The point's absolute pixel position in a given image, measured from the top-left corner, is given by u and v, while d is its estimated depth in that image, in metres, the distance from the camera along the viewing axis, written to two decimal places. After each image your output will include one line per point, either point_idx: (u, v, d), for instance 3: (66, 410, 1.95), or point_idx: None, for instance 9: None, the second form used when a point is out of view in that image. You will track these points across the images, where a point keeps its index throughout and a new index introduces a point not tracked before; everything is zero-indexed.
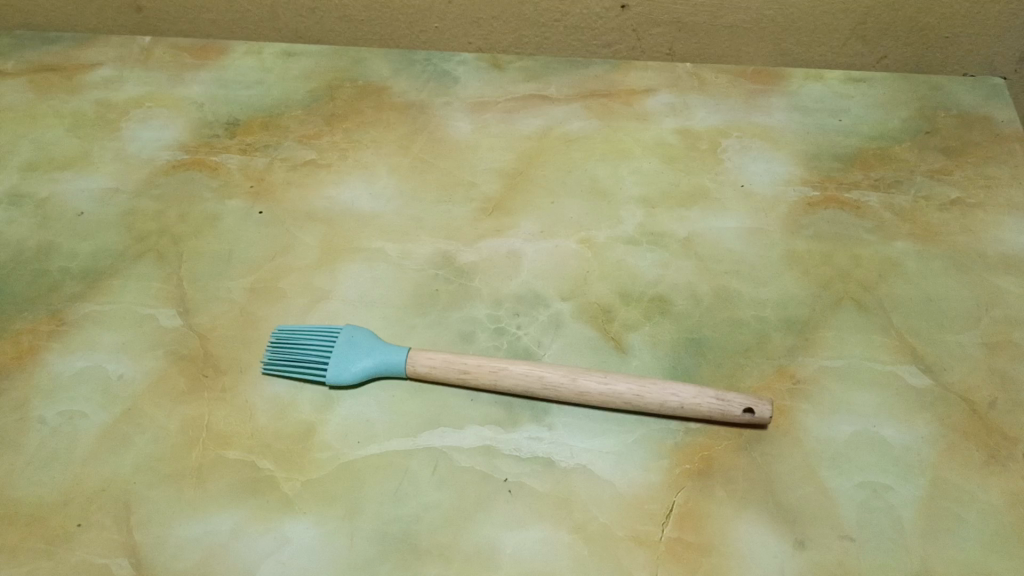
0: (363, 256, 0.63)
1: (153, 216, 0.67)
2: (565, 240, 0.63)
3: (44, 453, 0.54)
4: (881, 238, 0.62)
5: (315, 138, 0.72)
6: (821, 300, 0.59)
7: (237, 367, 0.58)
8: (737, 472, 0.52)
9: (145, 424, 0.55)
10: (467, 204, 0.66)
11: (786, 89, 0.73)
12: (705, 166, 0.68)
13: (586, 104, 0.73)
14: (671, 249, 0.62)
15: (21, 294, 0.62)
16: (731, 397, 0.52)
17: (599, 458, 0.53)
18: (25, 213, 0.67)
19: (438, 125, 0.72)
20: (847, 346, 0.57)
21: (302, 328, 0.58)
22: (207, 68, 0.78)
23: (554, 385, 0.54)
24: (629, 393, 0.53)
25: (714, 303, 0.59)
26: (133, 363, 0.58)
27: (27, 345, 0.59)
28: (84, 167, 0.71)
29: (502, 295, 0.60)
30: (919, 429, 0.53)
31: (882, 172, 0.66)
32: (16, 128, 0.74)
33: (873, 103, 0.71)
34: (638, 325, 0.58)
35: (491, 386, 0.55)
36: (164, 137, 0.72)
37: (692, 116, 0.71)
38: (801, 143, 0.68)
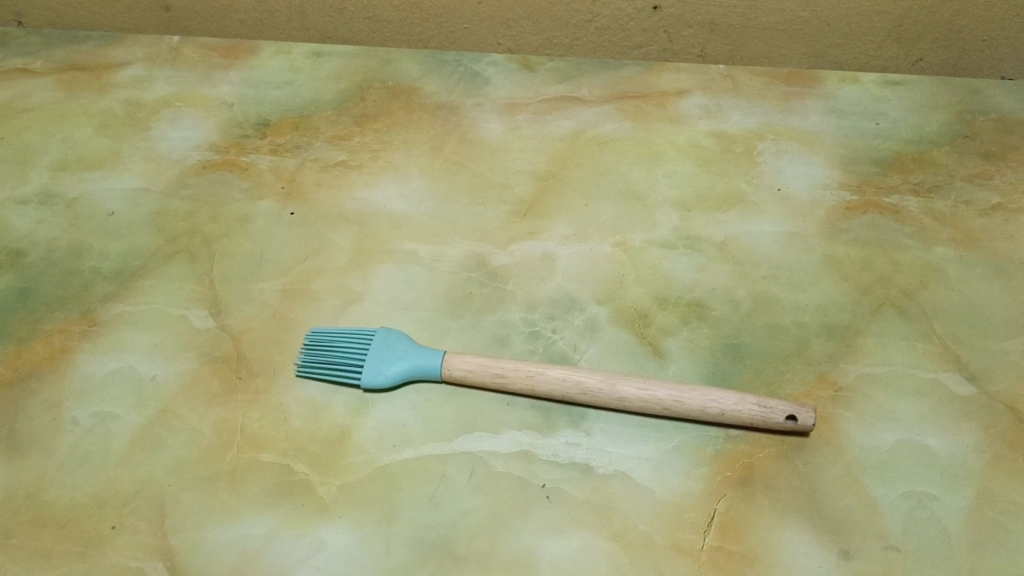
0: (395, 258, 0.63)
1: (183, 216, 0.66)
2: (600, 243, 0.63)
3: (78, 455, 0.53)
4: (921, 243, 0.61)
5: (346, 139, 0.71)
6: (862, 306, 0.58)
7: (270, 369, 0.57)
8: (779, 481, 0.51)
9: (178, 426, 0.54)
10: (500, 207, 0.66)
11: (821, 92, 0.72)
12: (740, 169, 0.67)
13: (618, 106, 0.72)
14: (707, 253, 0.61)
15: (52, 294, 0.62)
16: (773, 404, 0.51)
17: (638, 465, 0.52)
18: (56, 212, 0.67)
19: (469, 127, 0.72)
20: (889, 353, 0.56)
21: (336, 331, 0.58)
22: (236, 68, 0.78)
23: (592, 391, 0.53)
24: (669, 399, 0.52)
25: (752, 308, 0.58)
26: (166, 365, 0.57)
27: (58, 345, 0.59)
28: (114, 166, 0.70)
29: (537, 299, 0.60)
30: (964, 438, 0.52)
31: (921, 176, 0.65)
32: (45, 127, 0.73)
33: (910, 107, 0.71)
34: (675, 330, 0.57)
35: (528, 391, 0.54)
36: (193, 136, 0.72)
37: (726, 118, 0.71)
38: (838, 147, 0.68)
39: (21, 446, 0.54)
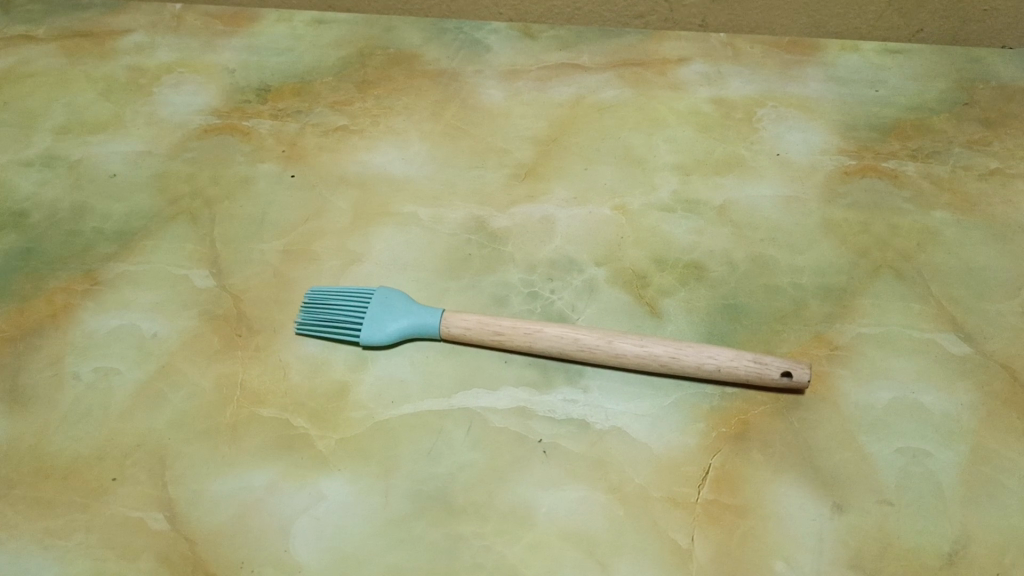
0: (395, 220, 0.63)
1: (185, 178, 0.67)
2: (599, 206, 0.63)
3: (80, 408, 0.54)
4: (919, 208, 0.61)
5: (347, 104, 0.72)
6: (859, 268, 0.58)
7: (270, 327, 0.57)
8: (774, 437, 0.51)
9: (179, 381, 0.55)
10: (500, 170, 0.66)
11: (821, 60, 0.72)
12: (740, 135, 0.67)
13: (618, 72, 0.73)
14: (706, 216, 0.62)
15: (55, 253, 0.62)
16: (768, 360, 0.52)
17: (634, 421, 0.52)
18: (59, 174, 0.67)
19: (470, 93, 0.72)
20: (885, 313, 0.56)
21: (336, 289, 0.58)
22: (238, 35, 0.78)
23: (589, 348, 0.53)
24: (665, 355, 0.52)
25: (750, 270, 0.59)
26: (167, 322, 0.58)
27: (61, 303, 0.59)
28: (116, 130, 0.71)
29: (535, 260, 0.60)
30: (959, 396, 0.52)
31: (920, 143, 0.66)
32: (48, 92, 0.74)
33: (910, 75, 0.71)
34: (673, 290, 0.58)
35: (525, 349, 0.55)
36: (196, 102, 0.72)
37: (726, 85, 0.71)
38: (837, 114, 0.68)
39: (24, 399, 0.54)
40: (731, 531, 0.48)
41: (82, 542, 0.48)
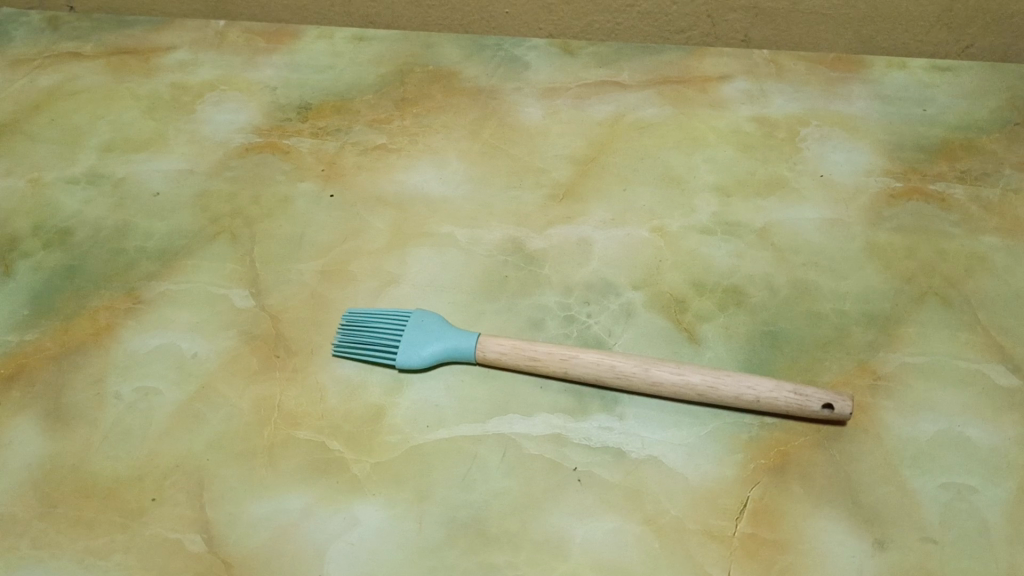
0: (432, 241, 0.63)
1: (226, 197, 0.67)
2: (637, 228, 0.62)
3: (121, 427, 0.55)
4: (967, 232, 0.60)
5: (386, 122, 0.72)
6: (904, 294, 0.57)
7: (307, 348, 0.58)
8: (814, 470, 0.50)
9: (218, 402, 0.55)
10: (537, 191, 0.66)
11: (866, 78, 0.71)
12: (782, 155, 0.66)
13: (658, 90, 0.72)
14: (747, 240, 0.61)
15: (98, 272, 0.63)
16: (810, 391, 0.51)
17: (671, 451, 0.52)
18: (103, 193, 0.68)
19: (508, 111, 0.72)
20: (931, 342, 0.55)
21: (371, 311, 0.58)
22: (280, 52, 0.79)
23: (626, 375, 0.53)
24: (703, 385, 0.52)
25: (791, 295, 0.57)
26: (207, 342, 0.58)
27: (104, 322, 0.60)
28: (159, 148, 0.72)
29: (572, 283, 0.60)
30: (1007, 431, 0.51)
31: (969, 164, 0.64)
32: (94, 109, 0.75)
33: (959, 93, 0.69)
34: (712, 316, 0.57)
35: (561, 375, 0.54)
36: (237, 119, 0.73)
37: (769, 103, 0.70)
38: (883, 133, 0.66)
39: (67, 419, 0.55)
40: (769, 567, 0.47)
41: (120, 563, 0.49)
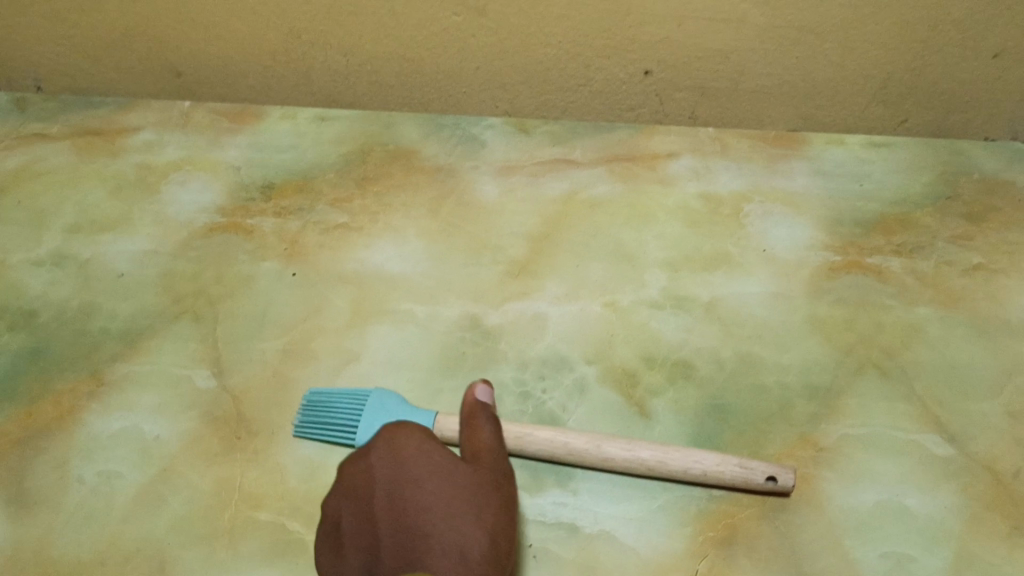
0: (392, 318, 0.65)
1: (190, 277, 0.69)
2: (590, 303, 0.65)
3: (83, 512, 0.55)
4: (903, 304, 0.63)
5: (347, 201, 0.74)
6: (844, 366, 0.59)
7: (269, 429, 0.59)
8: (761, 541, 0.52)
9: (180, 484, 0.56)
10: (494, 267, 0.68)
11: (806, 155, 0.75)
12: (728, 230, 0.69)
13: (610, 167, 0.75)
14: (695, 314, 0.63)
15: (62, 354, 0.64)
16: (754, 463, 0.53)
17: (623, 525, 0.53)
18: (68, 274, 0.70)
19: (465, 189, 0.74)
20: (870, 413, 0.57)
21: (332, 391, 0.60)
22: (244, 132, 0.81)
23: (578, 452, 0.54)
24: (652, 460, 0.54)
25: (737, 369, 0.60)
26: (169, 424, 0.59)
27: (67, 405, 0.61)
28: (125, 229, 0.73)
29: (528, 358, 0.61)
30: (943, 499, 0.53)
31: (904, 237, 0.67)
32: (61, 191, 0.77)
33: (895, 168, 0.73)
34: (661, 390, 0.59)
35: (516, 452, 0.56)
36: (202, 200, 0.75)
37: (714, 180, 0.73)
38: (823, 208, 0.70)
39: (29, 504, 0.56)
40: None
41: None
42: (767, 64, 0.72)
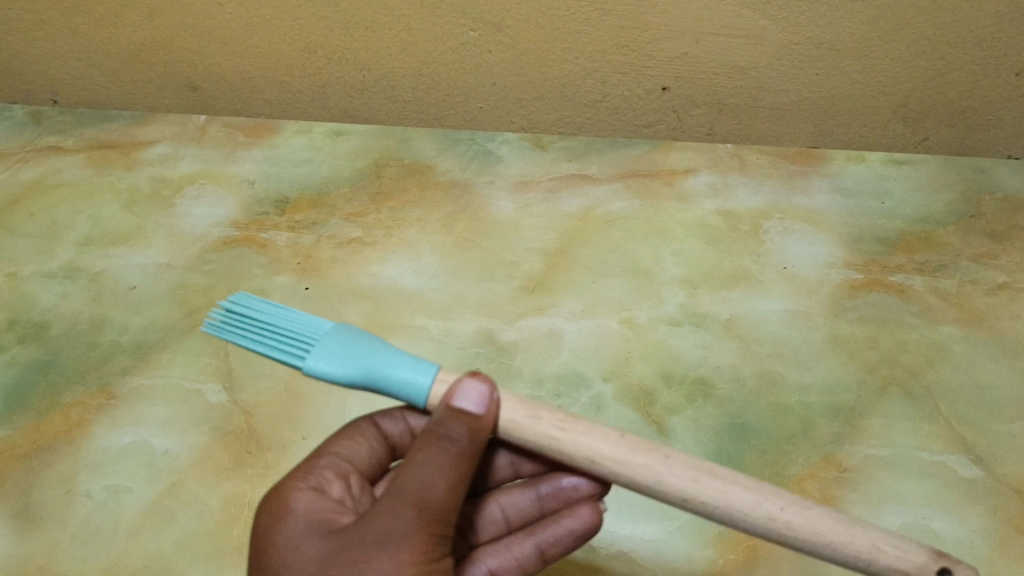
0: (405, 332, 0.64)
1: (202, 291, 0.68)
2: (606, 319, 0.64)
3: (89, 527, 0.54)
4: (927, 322, 0.62)
5: (361, 216, 0.74)
6: (867, 385, 0.58)
7: (279, 444, 0.58)
8: (782, 564, 0.51)
9: (189, 500, 0.55)
10: (509, 283, 0.67)
11: (827, 171, 0.74)
12: (747, 248, 0.68)
13: (626, 183, 0.74)
14: (714, 331, 0.62)
15: (71, 366, 0.63)
16: (900, 545, 0.38)
17: (642, 545, 0.52)
18: (80, 287, 0.69)
19: (481, 205, 0.74)
20: (894, 434, 0.56)
21: (269, 326, 0.48)
22: (259, 146, 0.82)
23: (669, 486, 0.39)
24: (766, 516, 0.38)
25: (758, 388, 0.58)
26: (178, 439, 0.59)
27: (76, 418, 0.60)
28: (138, 243, 0.73)
29: (543, 375, 0.60)
30: (971, 522, 0.51)
31: (926, 256, 0.66)
32: (75, 205, 0.77)
33: (916, 186, 0.72)
34: (680, 408, 0.57)
35: (579, 467, 0.41)
36: (216, 214, 0.75)
37: (733, 197, 0.73)
38: (843, 226, 0.69)
39: (35, 517, 0.55)
40: None
41: None
42: (787, 81, 0.71)
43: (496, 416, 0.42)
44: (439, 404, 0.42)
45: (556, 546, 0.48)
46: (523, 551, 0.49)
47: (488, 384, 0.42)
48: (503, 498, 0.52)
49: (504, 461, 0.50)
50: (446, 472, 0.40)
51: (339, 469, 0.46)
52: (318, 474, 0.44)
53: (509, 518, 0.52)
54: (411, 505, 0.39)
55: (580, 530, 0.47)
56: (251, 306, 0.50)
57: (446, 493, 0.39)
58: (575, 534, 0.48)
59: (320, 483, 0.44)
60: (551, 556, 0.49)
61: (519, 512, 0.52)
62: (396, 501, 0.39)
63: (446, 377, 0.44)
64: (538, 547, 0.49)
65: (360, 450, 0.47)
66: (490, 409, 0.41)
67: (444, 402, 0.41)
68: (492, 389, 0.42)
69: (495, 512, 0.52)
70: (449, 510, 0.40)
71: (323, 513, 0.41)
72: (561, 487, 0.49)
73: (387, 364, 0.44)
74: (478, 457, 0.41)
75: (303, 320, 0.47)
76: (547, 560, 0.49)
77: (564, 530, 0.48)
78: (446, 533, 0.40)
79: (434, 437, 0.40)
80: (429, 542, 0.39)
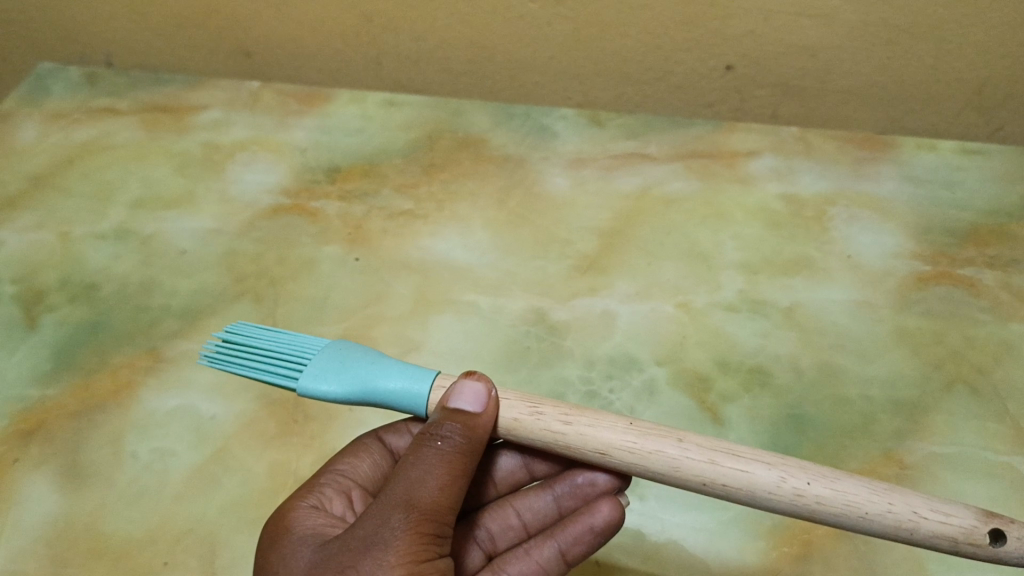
0: (455, 308, 0.63)
1: (252, 257, 0.68)
2: (661, 303, 0.62)
3: (135, 489, 0.54)
4: (996, 319, 0.59)
5: (413, 188, 0.73)
6: (932, 381, 0.56)
7: (325, 415, 0.57)
8: (838, 560, 0.49)
9: (234, 466, 0.55)
10: (562, 261, 0.65)
11: (896, 158, 0.72)
12: (810, 235, 0.66)
13: (686, 164, 0.73)
14: (773, 318, 0.60)
15: (121, 328, 0.63)
16: (942, 509, 0.35)
17: (692, 534, 0.51)
18: (131, 249, 0.69)
19: (535, 180, 0.73)
20: (959, 432, 0.53)
21: (258, 350, 0.47)
22: (311, 115, 0.81)
23: (683, 472, 0.37)
24: (791, 492, 0.36)
25: (818, 379, 0.57)
26: (225, 405, 0.58)
27: (124, 379, 0.60)
28: (189, 207, 0.73)
29: (594, 357, 0.59)
30: None
31: (998, 250, 0.64)
32: (128, 167, 0.77)
33: (988, 177, 0.70)
34: (736, 397, 0.56)
35: (591, 461, 0.40)
36: (267, 180, 0.74)
37: (797, 181, 0.71)
38: (911, 216, 0.67)
39: (82, 477, 0.55)
40: None
41: None
42: (856, 64, 0.68)
43: (495, 414, 0.41)
44: (436, 405, 0.42)
45: (577, 545, 0.46)
46: (544, 554, 0.47)
47: (484, 382, 0.41)
48: (518, 502, 0.52)
49: (514, 462, 0.51)
50: (437, 470, 0.39)
51: (340, 485, 0.46)
52: (319, 492, 0.45)
53: (527, 521, 0.51)
54: (399, 507, 0.38)
55: (601, 525, 0.45)
56: (246, 332, 0.50)
57: (437, 493, 0.39)
58: (595, 530, 0.45)
59: (320, 501, 0.45)
60: (573, 557, 0.47)
61: (536, 514, 0.51)
62: (385, 504, 0.38)
63: (444, 381, 0.43)
64: (558, 548, 0.47)
65: (365, 465, 0.48)
66: (488, 406, 0.41)
67: (441, 405, 0.41)
68: (488, 387, 0.41)
69: (512, 517, 0.52)
70: (442, 510, 0.39)
71: (317, 527, 0.41)
72: (577, 484, 0.48)
73: (378, 375, 0.43)
74: (475, 456, 0.40)
75: (293, 342, 0.47)
76: (571, 561, 0.47)
77: (583, 527, 0.46)
78: (440, 534, 0.39)
79: (426, 439, 0.40)
80: (419, 542, 0.37)
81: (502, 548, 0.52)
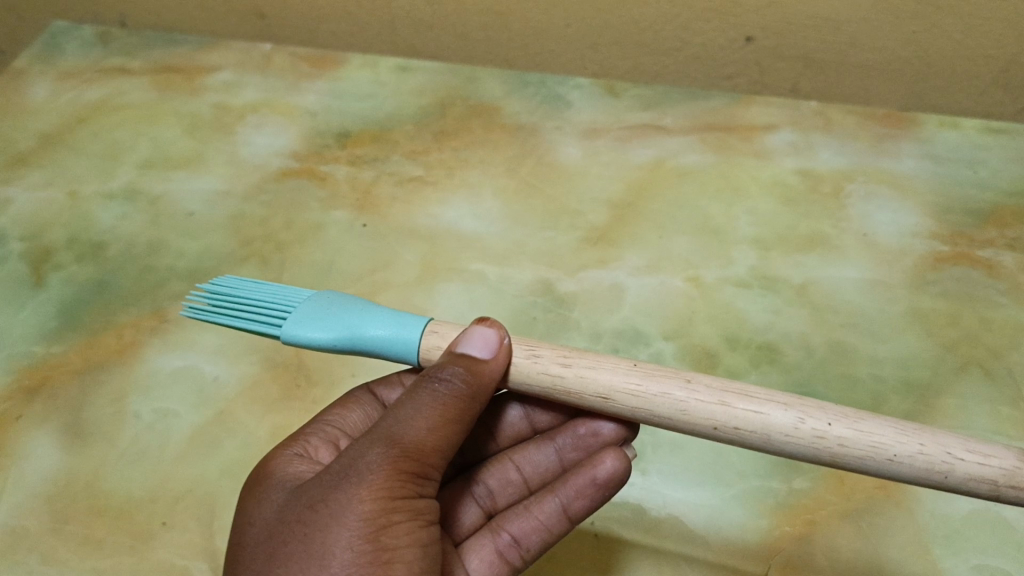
0: (462, 277, 0.62)
1: (259, 221, 0.67)
2: (671, 277, 0.61)
3: (136, 448, 0.54)
4: (1014, 302, 0.58)
5: (424, 154, 0.72)
6: (945, 363, 0.55)
7: (327, 380, 0.57)
8: (840, 541, 0.48)
9: (236, 429, 0.55)
10: (572, 232, 0.64)
11: (918, 136, 0.70)
12: (826, 211, 0.65)
13: (702, 137, 0.72)
14: (785, 295, 0.59)
15: (126, 287, 0.63)
16: (980, 451, 0.34)
17: (693, 511, 0.50)
18: (139, 209, 0.69)
19: (547, 149, 0.72)
20: (971, 415, 0.52)
21: (238, 297, 0.46)
22: (323, 79, 0.80)
23: (692, 415, 0.37)
24: (811, 434, 0.35)
25: (828, 356, 0.56)
26: (228, 368, 0.58)
27: (129, 339, 0.60)
28: (198, 168, 0.72)
29: (601, 329, 0.58)
30: None
31: (1018, 231, 0.62)
32: (137, 127, 0.76)
33: (1012, 156, 0.68)
34: (743, 373, 0.55)
35: (594, 407, 0.39)
36: (277, 143, 0.74)
37: (815, 156, 0.69)
38: (930, 195, 0.65)
39: (85, 435, 0.54)
40: None
41: None
42: (881, 37, 0.66)
43: (505, 361, 0.40)
44: (443, 350, 0.41)
45: (580, 499, 0.45)
46: (546, 510, 0.47)
47: (497, 329, 0.41)
48: (518, 457, 0.51)
49: (517, 414, 0.50)
50: (427, 410, 0.38)
51: (327, 434, 0.46)
52: (305, 441, 0.44)
53: (528, 476, 0.51)
54: (380, 442, 0.37)
55: (604, 477, 0.45)
56: (229, 284, 0.48)
57: (424, 432, 0.38)
58: (598, 483, 0.45)
59: (306, 449, 0.44)
60: (576, 513, 0.46)
61: (537, 468, 0.51)
62: (368, 440, 0.38)
63: (436, 327, 0.43)
64: (561, 504, 0.46)
65: (354, 416, 0.48)
66: (498, 353, 0.40)
67: (450, 349, 0.41)
68: (500, 334, 0.40)
69: (511, 472, 0.51)
70: (426, 451, 0.38)
71: (298, 472, 0.41)
72: (580, 436, 0.48)
73: (367, 324, 0.42)
74: (474, 404, 0.39)
75: (277, 288, 0.46)
76: (574, 519, 0.46)
77: (586, 479, 0.45)
78: (422, 474, 0.38)
79: (426, 379, 0.39)
80: (396, 478, 0.36)
81: (502, 505, 0.51)
